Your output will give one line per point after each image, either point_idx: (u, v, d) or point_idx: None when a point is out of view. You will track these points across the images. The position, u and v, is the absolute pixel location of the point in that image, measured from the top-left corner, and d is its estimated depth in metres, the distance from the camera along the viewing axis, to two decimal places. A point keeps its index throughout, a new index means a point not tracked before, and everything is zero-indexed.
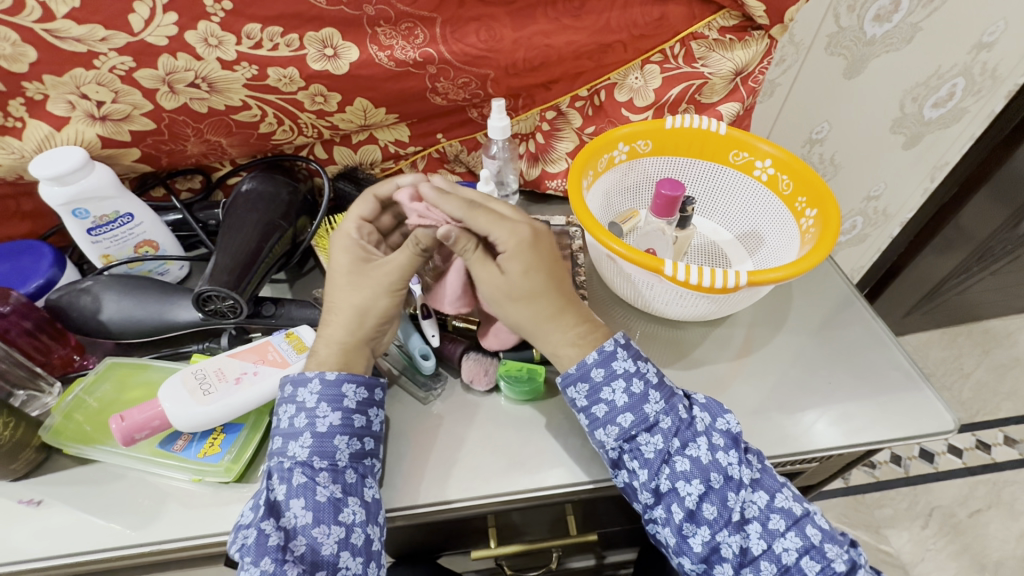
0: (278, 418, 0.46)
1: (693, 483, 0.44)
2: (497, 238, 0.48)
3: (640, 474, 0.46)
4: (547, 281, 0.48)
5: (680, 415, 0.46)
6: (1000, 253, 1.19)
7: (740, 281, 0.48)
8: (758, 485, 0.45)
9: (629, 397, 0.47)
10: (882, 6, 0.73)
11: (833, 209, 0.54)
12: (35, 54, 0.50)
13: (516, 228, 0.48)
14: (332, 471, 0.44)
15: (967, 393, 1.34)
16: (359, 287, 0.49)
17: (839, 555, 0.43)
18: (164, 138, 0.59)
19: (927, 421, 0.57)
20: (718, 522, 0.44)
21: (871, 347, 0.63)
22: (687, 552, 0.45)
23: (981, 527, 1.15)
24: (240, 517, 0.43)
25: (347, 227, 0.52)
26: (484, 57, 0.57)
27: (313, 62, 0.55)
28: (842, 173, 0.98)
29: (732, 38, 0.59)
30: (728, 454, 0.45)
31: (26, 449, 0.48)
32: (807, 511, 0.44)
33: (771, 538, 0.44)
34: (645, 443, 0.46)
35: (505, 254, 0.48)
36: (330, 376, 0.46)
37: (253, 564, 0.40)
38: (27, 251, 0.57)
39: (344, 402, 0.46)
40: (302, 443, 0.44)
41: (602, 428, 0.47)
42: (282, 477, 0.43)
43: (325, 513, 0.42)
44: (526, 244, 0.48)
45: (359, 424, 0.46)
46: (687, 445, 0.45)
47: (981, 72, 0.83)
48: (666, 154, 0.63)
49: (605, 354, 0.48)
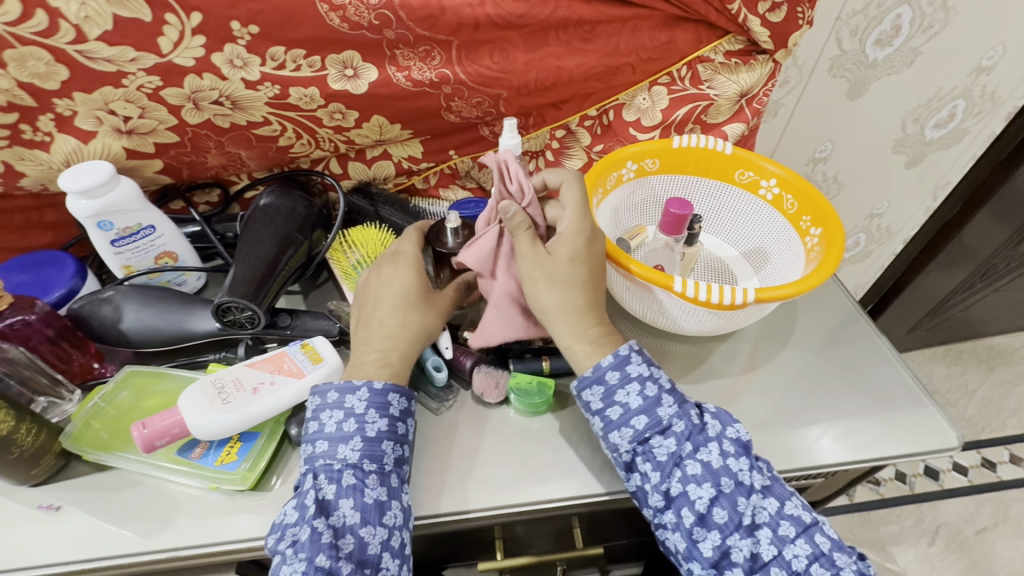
0: (322, 423, 0.47)
1: (704, 486, 0.45)
2: (566, 221, 0.51)
3: (652, 476, 0.46)
4: (587, 274, 0.51)
5: (692, 420, 0.48)
6: (1003, 271, 1.20)
7: (748, 297, 0.49)
8: (769, 492, 0.46)
9: (643, 399, 0.48)
10: (883, 30, 0.75)
11: (838, 228, 0.55)
12: (67, 73, 0.52)
13: (583, 218, 0.51)
14: (380, 474, 0.46)
15: (971, 409, 1.34)
16: (406, 310, 0.52)
17: (848, 564, 0.44)
18: (186, 150, 0.61)
19: (932, 437, 0.57)
20: (728, 527, 0.44)
21: (875, 362, 0.64)
22: (696, 557, 0.45)
23: (988, 544, 1.14)
24: (283, 516, 0.44)
25: (404, 250, 0.55)
26: (497, 78, 0.59)
27: (334, 83, 0.57)
28: (845, 191, 1.00)
29: (737, 61, 0.61)
30: (738, 460, 0.46)
31: (48, 455, 0.49)
32: (817, 520, 0.45)
33: (780, 544, 0.44)
34: (658, 445, 0.47)
35: (561, 236, 0.51)
36: (378, 385, 0.48)
37: (307, 559, 0.41)
38: (49, 261, 0.58)
39: (390, 410, 0.48)
40: (353, 446, 0.46)
41: (617, 431, 0.48)
42: (332, 477, 0.45)
43: (372, 514, 0.44)
44: (590, 235, 0.51)
45: (402, 431, 0.49)
46: (698, 449, 0.46)
47: (981, 94, 0.85)
48: (674, 172, 0.65)
49: (620, 358, 0.49)
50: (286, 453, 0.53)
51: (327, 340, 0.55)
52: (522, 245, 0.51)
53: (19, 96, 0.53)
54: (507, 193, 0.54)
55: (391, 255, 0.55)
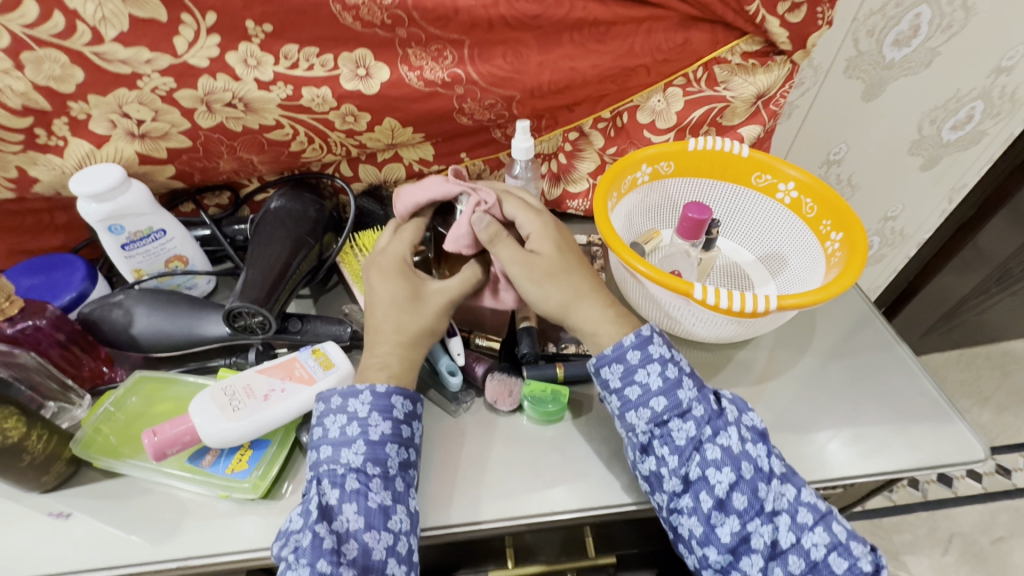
0: (326, 428, 0.47)
1: (724, 471, 0.44)
2: (527, 222, 0.54)
3: (670, 461, 0.45)
4: (577, 259, 0.53)
5: (712, 405, 0.47)
6: (1020, 275, 1.18)
7: (770, 305, 0.48)
8: (787, 479, 0.45)
9: (663, 381, 0.47)
10: (902, 30, 0.74)
11: (859, 234, 0.54)
12: (82, 76, 0.52)
13: (540, 213, 0.54)
14: (384, 478, 0.45)
15: (986, 416, 1.32)
16: (408, 314, 0.51)
17: (865, 554, 0.43)
18: (199, 155, 0.60)
19: (956, 449, 0.56)
20: (748, 512, 0.43)
21: (893, 370, 0.62)
22: (713, 542, 0.44)
23: (1004, 554, 1.12)
24: (288, 523, 0.43)
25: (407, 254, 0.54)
26: (511, 79, 0.58)
27: (346, 82, 0.56)
28: (860, 194, 0.98)
29: (754, 62, 0.60)
30: (756, 446, 0.46)
31: (58, 461, 0.48)
32: (831, 508, 0.45)
33: (799, 532, 0.43)
34: (677, 429, 0.46)
35: (537, 237, 0.53)
36: (381, 388, 0.48)
37: (308, 565, 0.40)
38: (59, 265, 0.58)
39: (394, 412, 0.47)
40: (356, 450, 0.45)
41: (635, 411, 0.47)
42: (336, 482, 0.44)
43: (377, 519, 0.43)
44: (554, 226, 0.54)
45: (407, 435, 0.48)
46: (718, 433, 0.45)
47: (1000, 95, 0.83)
48: (689, 175, 0.64)
49: (642, 338, 0.49)
50: (297, 460, 0.53)
51: (338, 346, 0.55)
52: (507, 254, 0.51)
53: (34, 100, 0.53)
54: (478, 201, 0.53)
55: (378, 260, 0.54)
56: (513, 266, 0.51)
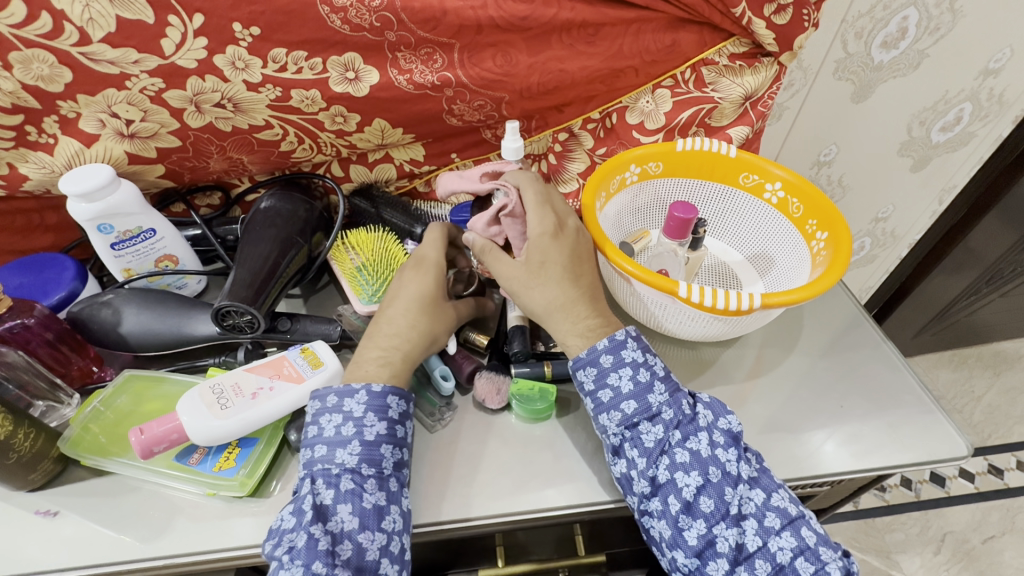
0: (321, 427, 0.47)
1: (691, 474, 0.44)
2: (533, 222, 0.52)
3: (638, 463, 0.46)
4: (563, 272, 0.51)
5: (683, 409, 0.47)
6: (1010, 275, 1.19)
7: (755, 302, 0.48)
8: (755, 483, 0.45)
9: (634, 385, 0.48)
10: (889, 32, 0.74)
11: (844, 233, 0.55)
12: (71, 75, 0.52)
13: (545, 216, 0.52)
14: (379, 479, 0.45)
15: (978, 416, 1.33)
16: (390, 314, 0.53)
17: (833, 559, 0.42)
18: (189, 155, 0.61)
19: (942, 446, 0.56)
20: (714, 516, 0.43)
21: (882, 369, 0.63)
22: (681, 546, 0.44)
23: (996, 553, 1.13)
24: (281, 521, 0.43)
25: (429, 255, 0.56)
26: (500, 81, 0.58)
27: (334, 85, 0.57)
28: (850, 195, 0.99)
29: (741, 64, 0.60)
30: (727, 451, 0.46)
31: (45, 460, 0.49)
32: (803, 513, 0.44)
33: (766, 536, 0.43)
34: (646, 432, 0.47)
35: (529, 242, 0.52)
36: (376, 389, 0.48)
37: (304, 565, 0.40)
38: (48, 264, 0.58)
39: (390, 412, 0.48)
40: (351, 451, 0.45)
41: (607, 413, 0.48)
42: (330, 482, 0.44)
43: (371, 520, 0.43)
44: (553, 234, 0.52)
45: (401, 435, 0.48)
46: (687, 438, 0.46)
47: (987, 97, 0.84)
48: (678, 176, 0.64)
49: (616, 342, 0.50)
50: (285, 459, 0.53)
51: (327, 344, 0.55)
52: (496, 262, 0.53)
53: (23, 99, 0.53)
54: (505, 204, 0.53)
55: (415, 260, 0.56)
56: (500, 273, 0.53)
